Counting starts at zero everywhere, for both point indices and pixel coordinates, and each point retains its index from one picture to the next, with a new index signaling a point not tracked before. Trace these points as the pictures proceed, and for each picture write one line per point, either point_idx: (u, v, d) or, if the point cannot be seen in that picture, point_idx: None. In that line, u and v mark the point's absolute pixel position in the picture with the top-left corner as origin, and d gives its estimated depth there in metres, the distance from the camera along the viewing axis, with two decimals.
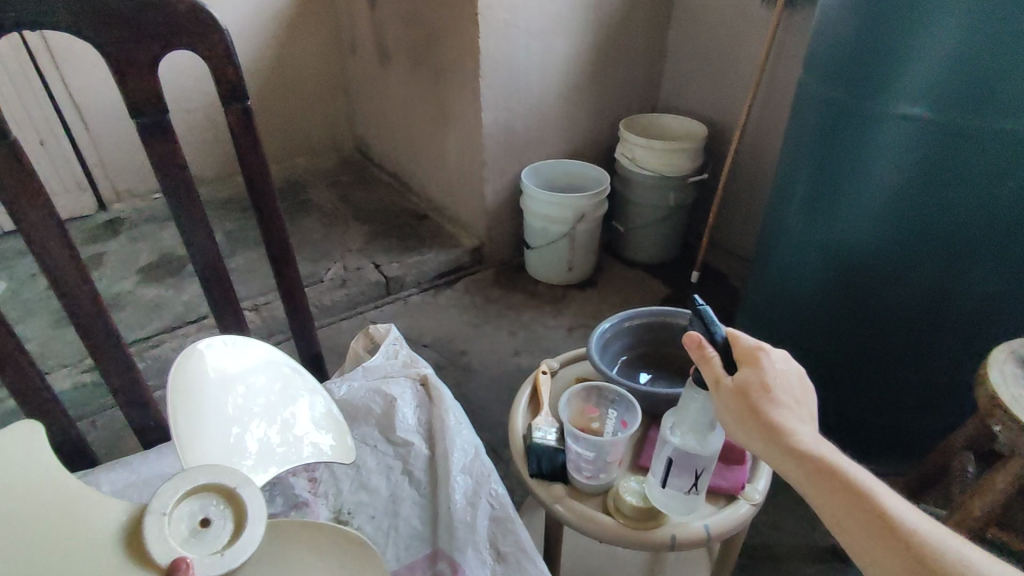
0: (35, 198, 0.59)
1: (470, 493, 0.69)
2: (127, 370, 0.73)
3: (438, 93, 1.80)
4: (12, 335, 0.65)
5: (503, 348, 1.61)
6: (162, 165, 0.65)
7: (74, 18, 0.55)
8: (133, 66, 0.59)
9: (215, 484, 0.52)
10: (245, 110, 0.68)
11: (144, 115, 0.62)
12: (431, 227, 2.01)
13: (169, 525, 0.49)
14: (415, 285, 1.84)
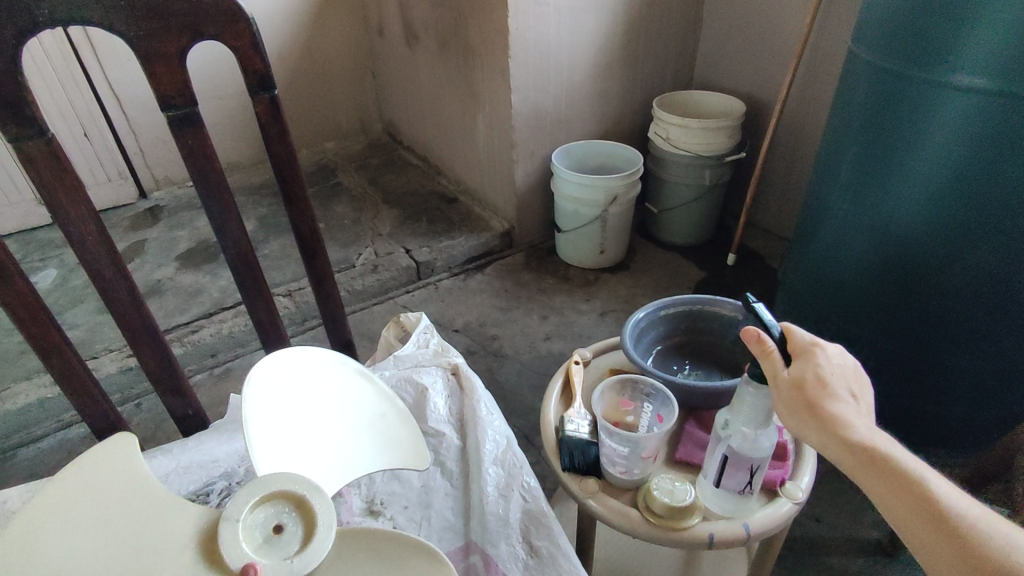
0: (72, 194, 0.60)
1: (502, 485, 0.69)
2: (166, 360, 0.73)
3: (466, 74, 1.77)
4: (57, 327, 0.66)
5: (535, 333, 1.60)
6: (193, 157, 0.65)
7: (105, 13, 0.55)
8: (162, 59, 0.59)
9: (284, 490, 0.52)
10: (274, 99, 0.67)
11: (176, 108, 0.62)
12: (461, 210, 2.00)
13: (243, 532, 0.50)
14: (446, 270, 1.84)
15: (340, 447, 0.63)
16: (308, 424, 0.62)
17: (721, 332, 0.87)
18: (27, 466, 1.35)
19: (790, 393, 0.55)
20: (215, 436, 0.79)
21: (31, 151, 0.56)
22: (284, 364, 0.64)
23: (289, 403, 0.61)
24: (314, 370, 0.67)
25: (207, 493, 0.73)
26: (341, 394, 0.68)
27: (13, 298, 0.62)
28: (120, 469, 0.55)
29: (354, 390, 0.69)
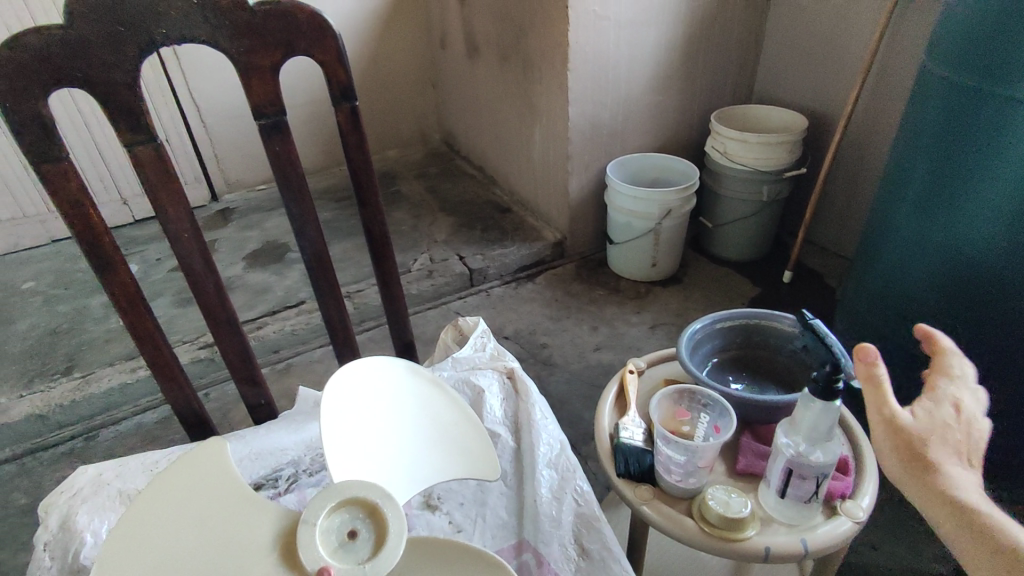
0: (173, 195, 0.65)
1: (556, 487, 0.70)
2: (244, 351, 0.78)
3: (525, 87, 1.81)
4: (151, 317, 0.72)
5: (584, 343, 1.61)
6: (278, 162, 0.70)
7: (211, 31, 0.60)
8: (258, 72, 0.64)
9: (360, 499, 0.56)
10: (353, 109, 0.71)
11: (266, 116, 0.66)
12: (514, 219, 2.03)
13: (320, 535, 0.54)
14: (499, 278, 1.88)
15: (409, 456, 0.66)
16: (379, 434, 0.65)
17: (777, 349, 0.86)
18: (108, 446, 1.45)
19: (886, 428, 0.58)
20: (284, 425, 0.83)
21: (143, 155, 0.62)
22: (359, 374, 0.67)
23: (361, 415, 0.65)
24: (385, 379, 0.70)
25: (276, 478, 0.77)
26: (412, 402, 0.71)
27: (117, 287, 0.68)
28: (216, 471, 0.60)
29: (427, 398, 0.72)
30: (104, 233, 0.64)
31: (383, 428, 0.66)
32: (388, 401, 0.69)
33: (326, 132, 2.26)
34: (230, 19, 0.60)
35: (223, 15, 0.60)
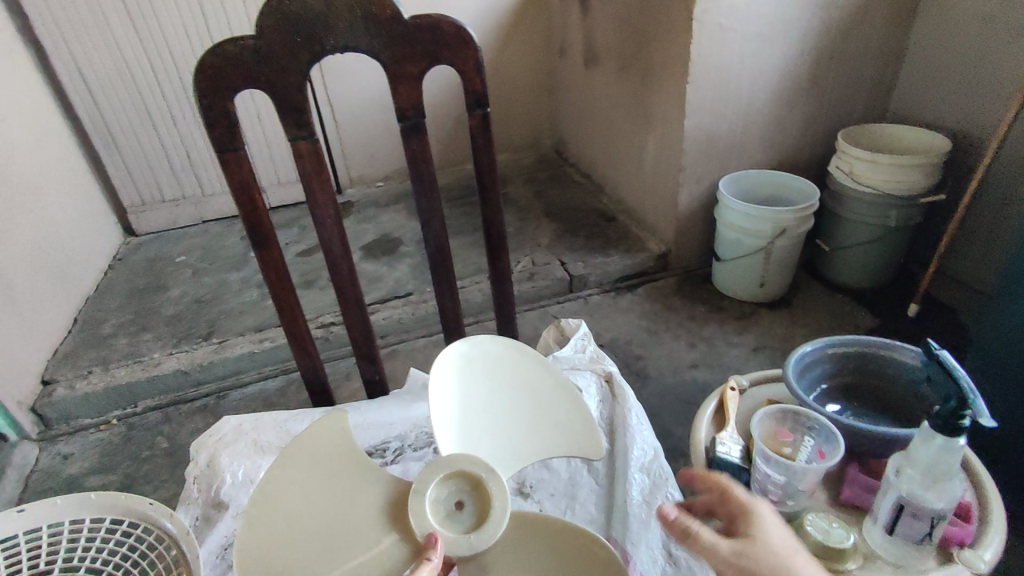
0: (324, 185, 0.73)
1: (647, 492, 0.72)
2: (366, 330, 0.86)
3: (642, 97, 1.81)
4: (294, 293, 0.80)
5: (680, 359, 1.58)
6: (414, 161, 0.76)
7: (371, 42, 0.67)
8: (404, 78, 0.70)
9: (465, 473, 0.60)
10: (485, 115, 0.75)
11: (408, 118, 0.72)
12: (618, 229, 2.03)
13: (430, 504, 0.59)
14: (598, 285, 1.89)
15: (515, 435, 0.70)
16: (486, 412, 0.70)
17: (892, 381, 0.81)
18: (235, 406, 1.63)
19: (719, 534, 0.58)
20: (395, 402, 0.90)
21: (302, 148, 0.70)
22: (468, 354, 0.72)
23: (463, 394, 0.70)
24: (496, 359, 0.73)
25: (384, 448, 0.84)
26: (521, 381, 0.74)
27: (269, 264, 0.76)
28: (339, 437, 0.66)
29: (537, 376, 0.74)
30: (263, 217, 0.73)
31: (486, 405, 0.71)
32: (489, 382, 0.72)
33: (444, 135, 2.39)
34: (388, 30, 0.67)
35: (382, 27, 0.67)
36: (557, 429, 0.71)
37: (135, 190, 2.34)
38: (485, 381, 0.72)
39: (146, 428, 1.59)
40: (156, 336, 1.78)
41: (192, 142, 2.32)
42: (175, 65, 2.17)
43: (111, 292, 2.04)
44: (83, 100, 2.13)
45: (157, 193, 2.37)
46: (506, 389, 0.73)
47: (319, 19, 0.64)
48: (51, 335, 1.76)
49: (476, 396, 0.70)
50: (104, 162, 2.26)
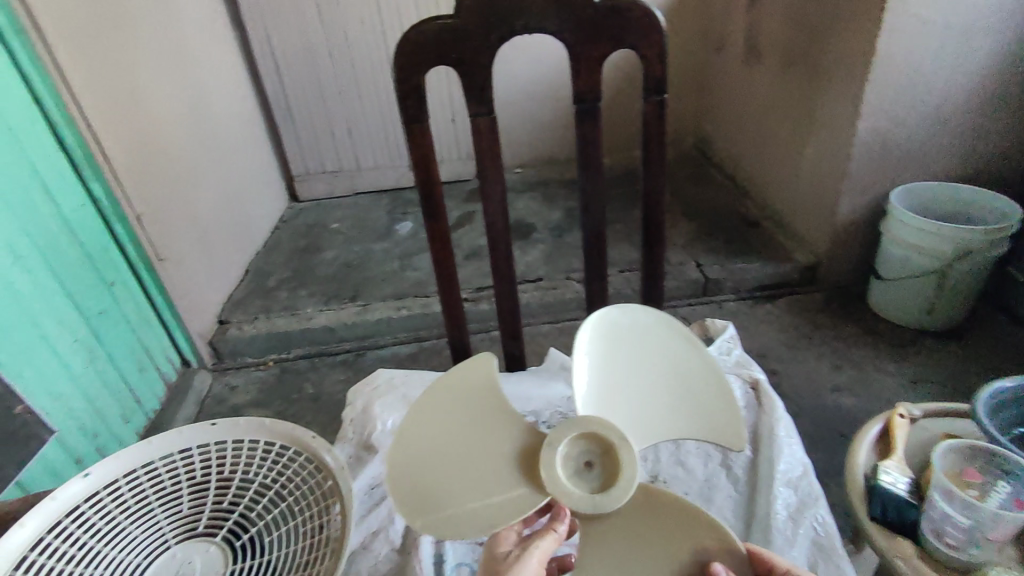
0: (495, 162, 0.75)
1: (794, 510, 0.71)
2: (513, 307, 0.88)
3: (807, 96, 1.69)
4: (452, 264, 0.84)
5: (821, 380, 1.47)
6: (583, 145, 0.76)
7: (560, 24, 0.68)
8: (584, 61, 0.70)
9: (598, 436, 0.62)
10: (662, 103, 0.73)
11: (585, 102, 0.73)
12: (763, 235, 1.92)
13: (561, 458, 0.62)
14: (734, 292, 1.80)
15: (654, 405, 0.71)
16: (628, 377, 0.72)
17: None
18: (372, 365, 1.76)
19: None
20: (532, 379, 0.93)
21: (480, 124, 0.73)
22: (614, 319, 0.73)
23: (609, 358, 0.71)
24: (644, 326, 0.73)
25: None
26: (668, 352, 0.73)
27: (435, 233, 0.81)
28: (483, 385, 0.70)
29: (682, 350, 0.73)
30: (436, 188, 0.77)
31: (632, 371, 0.72)
32: (637, 348, 0.73)
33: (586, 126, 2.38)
34: (578, 13, 0.67)
35: (573, 10, 0.67)
36: (694, 409, 0.72)
37: (301, 161, 2.59)
38: (630, 346, 0.73)
39: (296, 373, 1.77)
40: (310, 293, 1.97)
41: (354, 120, 2.52)
42: (348, 48, 2.36)
43: (275, 249, 2.28)
44: (270, 77, 2.39)
45: (320, 165, 2.61)
46: (654, 356, 0.73)
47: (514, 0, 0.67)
48: (227, 282, 2.01)
49: (622, 361, 0.72)
50: (281, 134, 2.52)
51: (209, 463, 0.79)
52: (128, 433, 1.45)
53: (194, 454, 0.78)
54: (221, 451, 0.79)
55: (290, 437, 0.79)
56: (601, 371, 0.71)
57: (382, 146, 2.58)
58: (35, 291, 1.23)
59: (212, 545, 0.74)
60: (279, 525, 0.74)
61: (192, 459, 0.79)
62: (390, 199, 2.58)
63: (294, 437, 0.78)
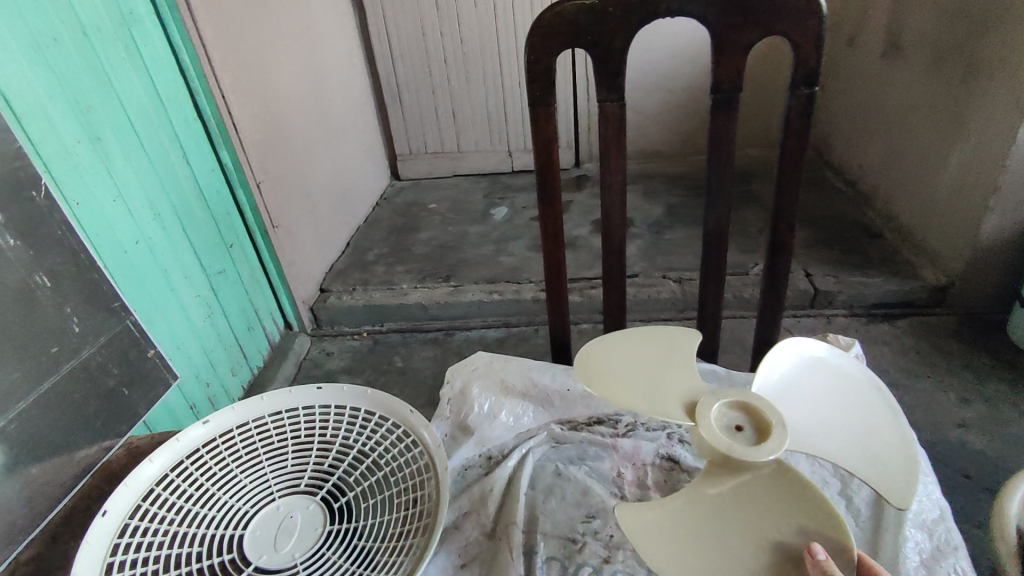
0: (618, 153, 0.72)
1: (927, 554, 0.72)
2: (621, 303, 0.85)
3: (957, 97, 1.52)
4: (562, 252, 0.83)
5: (945, 414, 1.33)
6: (714, 138, 0.71)
7: (705, 6, 0.64)
8: (727, 47, 0.65)
9: (764, 411, 0.63)
10: (811, 96, 0.67)
11: (722, 91, 0.68)
12: (885, 247, 1.77)
13: (721, 411, 0.64)
14: (846, 307, 1.66)
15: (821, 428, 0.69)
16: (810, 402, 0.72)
17: None
18: (460, 346, 1.79)
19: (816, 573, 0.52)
20: None
21: (607, 111, 0.70)
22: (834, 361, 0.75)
23: (804, 381, 0.73)
24: (855, 383, 0.73)
25: (618, 420, 0.84)
26: (863, 410, 0.71)
27: (548, 220, 0.79)
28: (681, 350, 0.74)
29: (879, 417, 0.70)
30: (553, 173, 0.76)
31: (818, 401, 0.71)
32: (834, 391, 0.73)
33: None
34: None
35: None
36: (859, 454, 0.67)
37: (405, 140, 2.65)
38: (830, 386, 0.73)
39: (388, 346, 1.84)
40: (406, 270, 2.03)
41: (459, 104, 2.55)
42: (459, 31, 2.38)
43: (376, 225, 2.37)
44: (384, 58, 2.46)
45: (422, 146, 2.67)
46: (852, 411, 0.71)
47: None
48: (330, 253, 2.11)
49: (818, 391, 0.73)
50: (389, 113, 2.60)
51: (314, 423, 0.83)
52: (235, 386, 1.56)
53: (301, 414, 0.82)
54: (326, 415, 0.83)
55: (390, 411, 0.82)
56: (788, 387, 0.73)
57: (484, 130, 2.59)
58: (169, 246, 1.34)
59: (312, 502, 0.75)
60: (376, 490, 0.76)
61: (298, 418, 0.83)
62: (487, 184, 2.60)
63: (394, 412, 0.81)
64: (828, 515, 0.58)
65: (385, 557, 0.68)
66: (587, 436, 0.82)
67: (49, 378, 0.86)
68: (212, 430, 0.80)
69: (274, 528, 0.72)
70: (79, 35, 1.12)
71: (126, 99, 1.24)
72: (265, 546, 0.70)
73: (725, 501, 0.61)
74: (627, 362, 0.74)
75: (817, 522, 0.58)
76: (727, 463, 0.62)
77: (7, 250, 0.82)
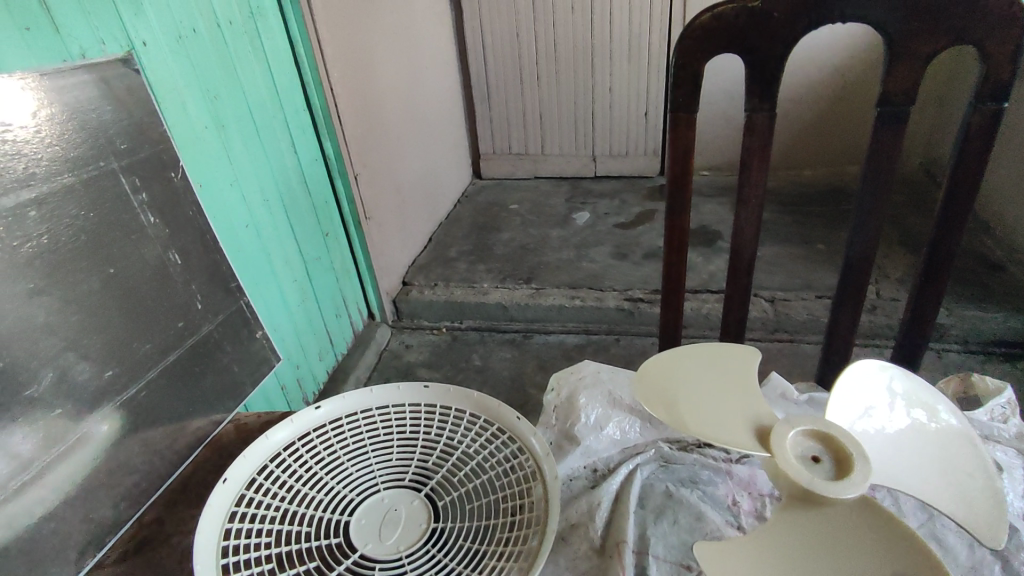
0: (761, 164, 0.73)
1: None
2: (742, 316, 0.85)
3: None
4: (683, 264, 0.81)
5: None
6: (874, 151, 0.73)
7: (888, 19, 0.65)
8: (909, 57, 0.67)
9: (840, 438, 0.58)
10: (997, 111, 0.68)
11: (889, 104, 0.70)
12: (1008, 282, 1.62)
13: (796, 439, 0.60)
14: (960, 342, 1.54)
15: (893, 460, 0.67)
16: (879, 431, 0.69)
17: None
18: (539, 349, 1.79)
19: None
20: None
21: (756, 120, 0.71)
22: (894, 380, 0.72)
23: (879, 411, 0.70)
24: (918, 405, 0.71)
25: (729, 445, 0.81)
26: (932, 436, 0.69)
27: (674, 229, 0.78)
28: (745, 369, 0.71)
29: (948, 445, 0.68)
30: (689, 185, 0.76)
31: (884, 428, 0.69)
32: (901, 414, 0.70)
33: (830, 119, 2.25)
34: (914, 7, 0.64)
35: (907, 4, 0.65)
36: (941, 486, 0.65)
37: (491, 141, 2.68)
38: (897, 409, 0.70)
39: (466, 343, 1.85)
40: (488, 268, 2.04)
41: (547, 106, 2.53)
42: (554, 34, 2.37)
43: (457, 222, 2.39)
44: (477, 57, 2.48)
45: (507, 146, 2.68)
46: (921, 435, 0.69)
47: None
48: (414, 248, 2.15)
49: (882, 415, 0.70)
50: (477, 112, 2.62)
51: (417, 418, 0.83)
52: (321, 370, 1.60)
53: (403, 409, 0.83)
54: (428, 413, 0.83)
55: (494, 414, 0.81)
56: (858, 410, 0.69)
57: (570, 133, 2.57)
58: (274, 232, 1.38)
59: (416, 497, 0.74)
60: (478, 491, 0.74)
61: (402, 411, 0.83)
62: (569, 187, 2.57)
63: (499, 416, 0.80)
64: (921, 557, 0.54)
65: (489, 561, 0.66)
66: (696, 458, 0.80)
67: (174, 350, 0.90)
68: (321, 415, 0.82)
69: (377, 516, 0.72)
70: (213, 27, 1.18)
71: (248, 88, 1.29)
72: (369, 534, 0.70)
73: (800, 534, 0.57)
74: (688, 378, 0.71)
75: (906, 562, 0.54)
76: (804, 498, 0.57)
77: (147, 227, 0.87)
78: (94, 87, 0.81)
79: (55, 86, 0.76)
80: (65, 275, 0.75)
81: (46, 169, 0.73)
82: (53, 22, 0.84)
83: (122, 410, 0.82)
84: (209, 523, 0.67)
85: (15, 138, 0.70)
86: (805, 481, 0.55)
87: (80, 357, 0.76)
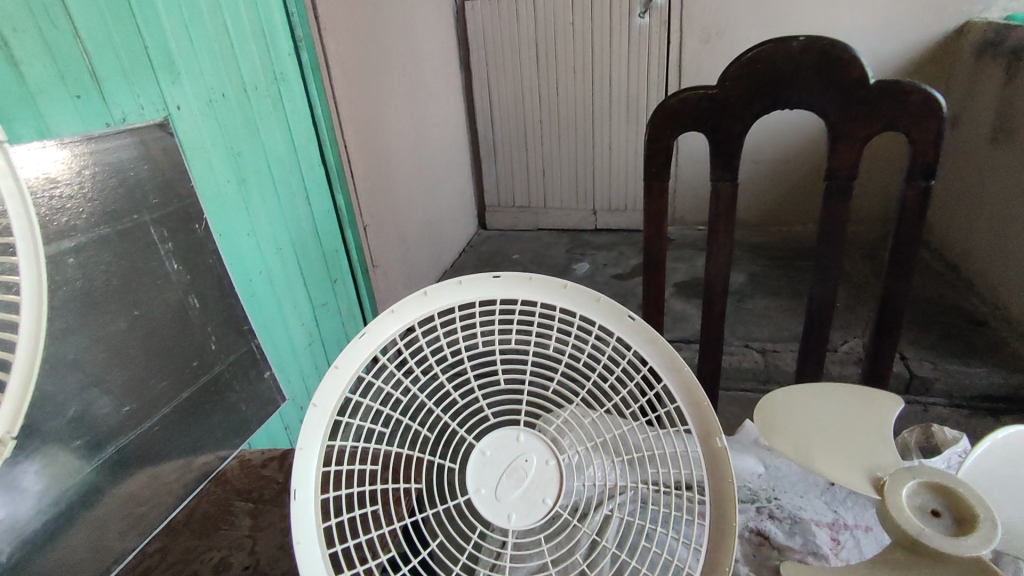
0: (727, 230, 0.82)
1: None
2: (716, 364, 0.91)
3: None
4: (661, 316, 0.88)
5: None
6: (826, 220, 0.81)
7: (825, 109, 0.75)
8: (847, 141, 0.76)
9: (967, 499, 0.60)
10: (926, 188, 0.77)
11: (836, 178, 0.79)
12: (989, 338, 1.67)
13: (918, 493, 0.63)
14: (945, 396, 1.57)
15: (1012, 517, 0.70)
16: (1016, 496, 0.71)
17: None
18: None
19: None
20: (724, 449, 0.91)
21: (721, 189, 0.80)
22: None
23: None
24: None
25: None
26: None
27: (652, 284, 0.86)
28: (882, 412, 0.72)
29: None
30: (663, 244, 0.84)
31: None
32: None
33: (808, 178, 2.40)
34: (850, 99, 0.74)
35: (844, 95, 0.74)
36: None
37: (496, 194, 2.80)
38: None
39: None
40: None
41: (550, 163, 2.66)
42: (556, 97, 2.52)
43: (461, 270, 2.47)
44: (485, 117, 2.63)
45: (510, 199, 2.79)
46: None
47: (781, 79, 0.74)
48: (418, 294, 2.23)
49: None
50: (482, 167, 2.75)
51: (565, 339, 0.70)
52: None
53: (558, 323, 0.68)
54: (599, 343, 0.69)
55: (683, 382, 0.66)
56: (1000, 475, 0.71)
57: (572, 189, 2.69)
58: (286, 277, 1.46)
59: (552, 458, 0.66)
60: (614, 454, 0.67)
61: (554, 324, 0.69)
62: (570, 239, 2.66)
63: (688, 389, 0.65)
64: None
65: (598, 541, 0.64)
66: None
67: (186, 387, 0.97)
68: (463, 294, 0.69)
69: (496, 469, 0.66)
70: (241, 92, 1.30)
71: (269, 146, 1.40)
72: (484, 482, 0.65)
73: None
74: (817, 413, 0.74)
75: None
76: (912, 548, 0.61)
77: (171, 273, 0.96)
78: (133, 148, 0.91)
79: (100, 147, 0.85)
80: (94, 316, 0.82)
81: (85, 221, 0.82)
82: (100, 91, 0.95)
83: (135, 443, 0.87)
84: (314, 420, 0.61)
85: (61, 191, 0.79)
86: (915, 532, 0.59)
87: (102, 392, 0.83)
